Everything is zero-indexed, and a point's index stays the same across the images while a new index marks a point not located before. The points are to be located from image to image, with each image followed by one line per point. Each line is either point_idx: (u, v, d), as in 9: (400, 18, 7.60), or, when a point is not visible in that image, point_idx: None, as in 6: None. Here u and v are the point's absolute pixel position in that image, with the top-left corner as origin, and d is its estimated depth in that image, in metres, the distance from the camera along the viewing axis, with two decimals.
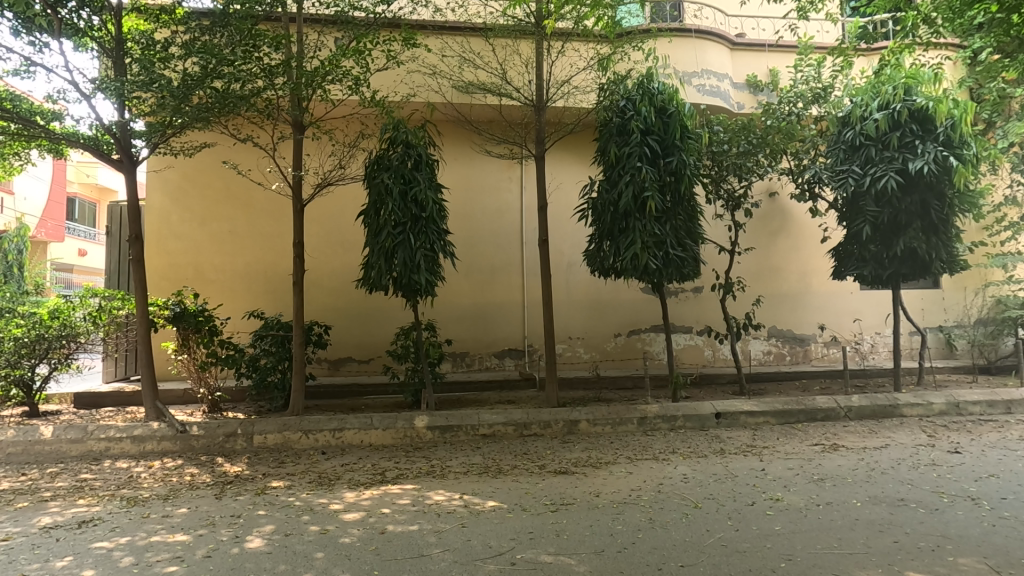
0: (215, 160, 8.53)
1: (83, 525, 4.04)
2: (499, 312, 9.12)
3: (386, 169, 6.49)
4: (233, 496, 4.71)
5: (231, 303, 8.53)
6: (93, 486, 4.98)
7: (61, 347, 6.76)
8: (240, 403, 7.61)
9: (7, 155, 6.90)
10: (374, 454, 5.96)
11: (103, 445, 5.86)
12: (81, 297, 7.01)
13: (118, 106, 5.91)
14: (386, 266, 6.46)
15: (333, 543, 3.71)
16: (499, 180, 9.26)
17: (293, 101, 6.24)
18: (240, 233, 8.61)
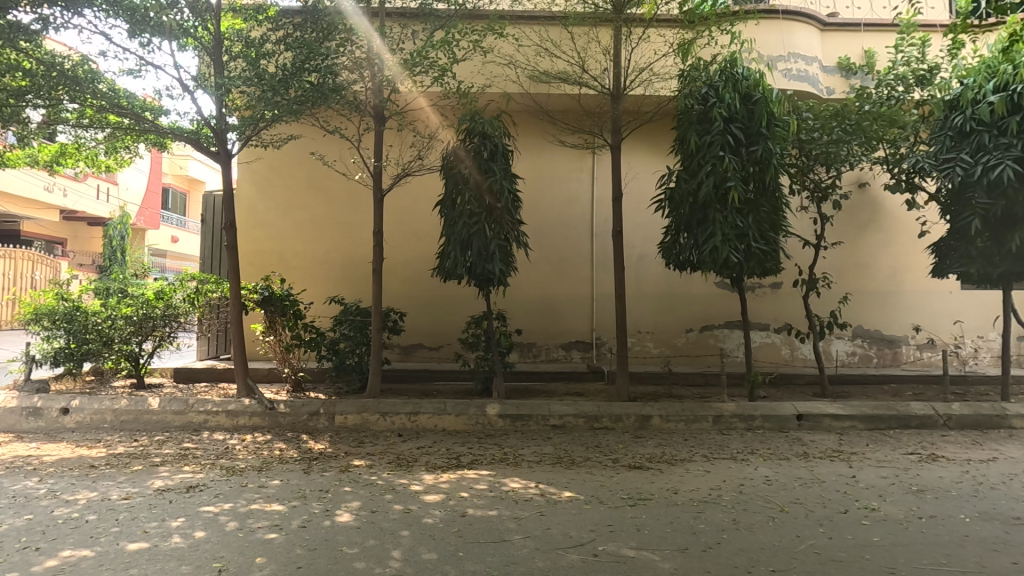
0: (300, 151, 8.95)
1: (191, 490, 4.38)
2: (568, 303, 9.08)
3: (464, 160, 6.57)
4: (320, 472, 4.95)
5: (313, 289, 8.94)
6: (196, 454, 5.38)
7: (164, 326, 7.32)
8: (320, 383, 8.01)
9: (119, 147, 7.42)
10: (448, 439, 6.11)
11: (201, 417, 6.32)
12: (181, 280, 7.54)
13: (219, 102, 6.32)
14: (461, 255, 6.55)
15: (417, 523, 3.83)
16: (571, 170, 9.18)
17: (378, 92, 6.46)
18: (322, 221, 9.00)
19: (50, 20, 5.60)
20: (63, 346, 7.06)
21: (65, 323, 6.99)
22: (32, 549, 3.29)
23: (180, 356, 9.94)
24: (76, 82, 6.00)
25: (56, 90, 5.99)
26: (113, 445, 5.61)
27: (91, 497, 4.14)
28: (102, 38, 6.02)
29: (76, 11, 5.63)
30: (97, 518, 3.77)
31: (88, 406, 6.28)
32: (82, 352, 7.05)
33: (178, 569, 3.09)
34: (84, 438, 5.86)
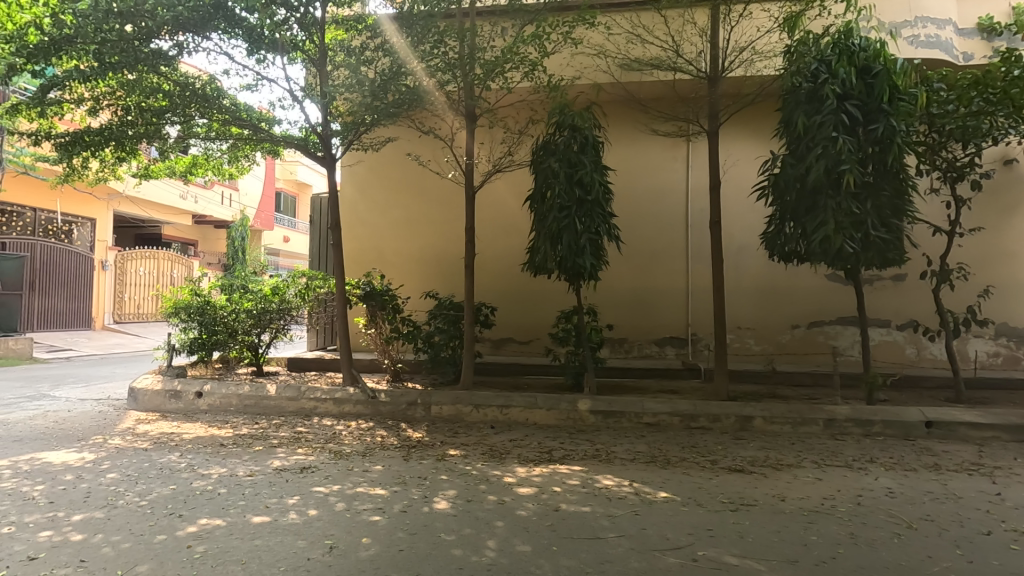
0: (396, 152, 9.38)
1: (304, 471, 4.74)
2: (661, 298, 8.79)
3: (553, 154, 6.53)
4: (418, 459, 5.17)
5: (409, 284, 9.34)
6: (308, 438, 5.83)
7: (279, 319, 8.00)
8: (417, 374, 8.37)
9: (240, 157, 8.16)
10: (539, 433, 6.15)
11: (312, 403, 6.83)
12: (293, 277, 8.20)
13: (324, 111, 6.77)
14: (551, 249, 6.53)
15: (511, 515, 3.89)
16: (664, 159, 8.86)
17: (468, 91, 6.61)
18: (417, 219, 9.37)
19: (183, 45, 6.23)
20: (196, 336, 7.85)
21: (198, 315, 7.79)
22: (177, 516, 3.72)
23: (292, 347, 10.83)
24: (205, 99, 6.64)
25: (189, 108, 6.63)
26: (238, 427, 6.21)
27: (221, 473, 4.61)
28: (226, 58, 6.61)
29: (204, 35, 6.22)
30: (227, 491, 4.19)
31: (219, 391, 6.98)
32: (212, 341, 7.83)
33: (296, 543, 3.35)
34: (215, 419, 6.54)
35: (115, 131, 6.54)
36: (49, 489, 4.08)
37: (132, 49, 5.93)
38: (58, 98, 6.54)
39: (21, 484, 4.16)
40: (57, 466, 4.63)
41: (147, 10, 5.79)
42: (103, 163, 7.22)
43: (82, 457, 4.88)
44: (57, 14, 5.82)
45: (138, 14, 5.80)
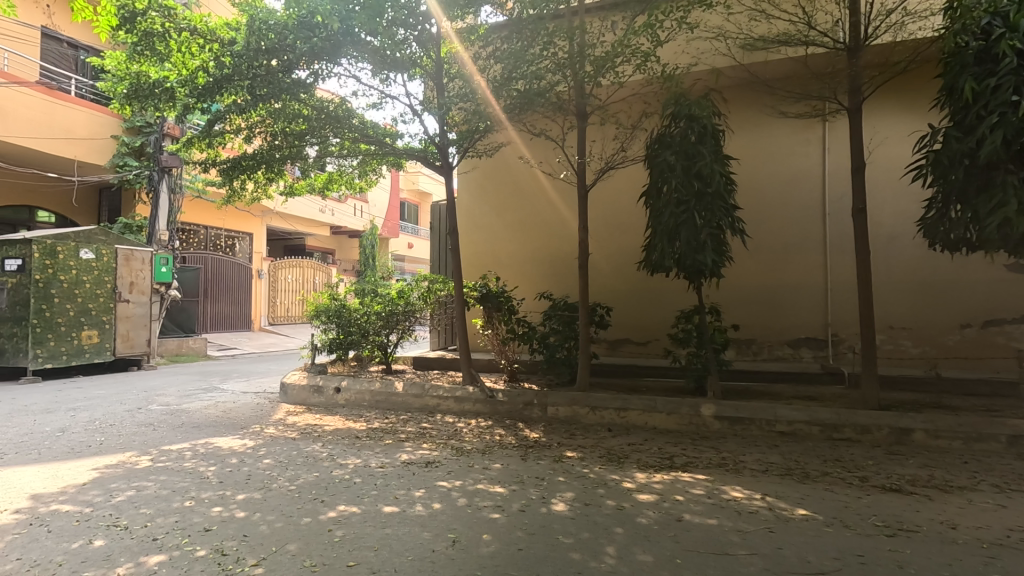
0: (509, 156, 9.58)
1: (429, 465, 4.99)
2: (794, 295, 8.04)
3: (669, 146, 6.24)
4: (535, 459, 5.21)
5: (524, 285, 9.48)
6: (432, 434, 6.13)
7: (405, 320, 8.52)
8: (533, 374, 8.46)
9: (369, 171, 8.84)
10: (659, 438, 5.91)
11: (436, 401, 7.18)
12: (416, 280, 8.70)
13: (441, 122, 7.11)
14: (669, 246, 6.24)
15: (631, 521, 3.76)
16: (795, 143, 8.11)
17: (579, 90, 6.55)
18: (531, 220, 9.48)
19: (318, 73, 6.88)
20: (334, 336, 8.56)
21: (336, 317, 8.53)
22: (319, 501, 4.09)
23: (417, 347, 11.51)
24: (338, 120, 7.28)
25: (325, 130, 7.31)
26: (371, 421, 6.70)
27: (357, 463, 5.01)
28: (354, 80, 7.17)
29: (336, 62, 6.82)
30: (361, 481, 4.54)
31: (354, 386, 7.58)
32: (348, 341, 8.49)
33: (422, 534, 3.53)
34: (351, 413, 7.12)
35: (266, 155, 7.40)
36: (219, 470, 4.70)
37: (277, 81, 6.66)
38: (222, 130, 7.51)
39: (198, 465, 4.84)
40: (225, 450, 5.33)
41: (289, 44, 6.47)
42: (257, 185, 8.18)
43: (245, 443, 5.56)
44: (219, 57, 6.69)
45: (281, 49, 6.49)
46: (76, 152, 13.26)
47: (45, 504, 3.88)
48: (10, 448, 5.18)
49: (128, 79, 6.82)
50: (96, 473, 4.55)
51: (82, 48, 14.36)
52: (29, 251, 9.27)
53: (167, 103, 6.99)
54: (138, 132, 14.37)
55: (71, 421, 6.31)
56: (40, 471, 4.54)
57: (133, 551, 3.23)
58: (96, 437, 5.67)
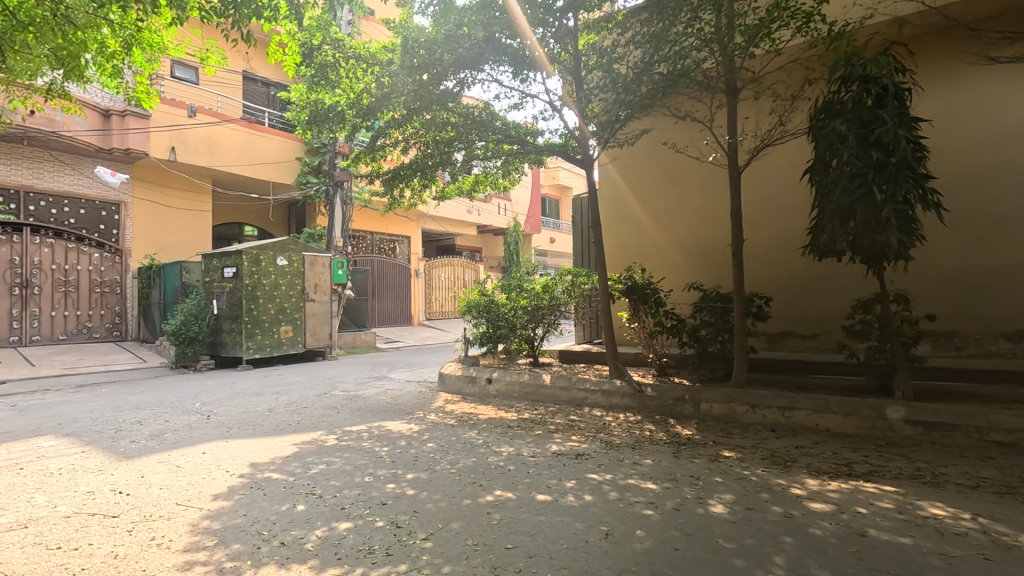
0: (652, 143, 9.27)
1: (579, 457, 5.04)
2: (1011, 278, 6.67)
3: (838, 114, 5.52)
4: (689, 457, 4.99)
5: (671, 276, 9.11)
6: (581, 426, 6.18)
7: (551, 313, 8.68)
8: (683, 369, 8.10)
9: (512, 169, 9.14)
10: (834, 441, 5.29)
11: (583, 394, 7.21)
12: (560, 275, 8.80)
13: (580, 116, 7.13)
14: (841, 227, 5.57)
15: (802, 531, 3.43)
16: (1010, 94, 6.69)
17: (728, 64, 6.09)
18: (677, 208, 9.07)
19: (464, 81, 7.25)
20: (485, 330, 9.01)
21: (485, 312, 8.96)
22: (478, 485, 4.35)
23: (558, 339, 11.61)
24: (483, 124, 7.64)
25: (470, 135, 7.70)
26: (521, 412, 6.95)
27: (510, 451, 5.23)
28: (497, 84, 7.45)
29: (479, 69, 7.15)
30: (515, 469, 4.73)
31: (504, 377, 7.89)
32: (498, 334, 8.88)
33: (575, 524, 3.57)
34: (503, 404, 7.45)
35: (421, 163, 8.05)
36: (391, 451, 5.24)
37: (429, 93, 7.12)
38: (383, 144, 8.24)
39: (375, 445, 5.44)
40: (395, 433, 5.91)
41: (439, 58, 6.87)
42: (413, 191, 8.89)
43: (411, 428, 6.11)
44: (379, 79, 7.39)
45: (432, 63, 6.95)
46: (270, 174, 15.56)
47: (260, 472, 4.65)
48: (233, 424, 6.30)
49: (308, 107, 7.84)
50: (296, 448, 5.34)
51: (272, 85, 16.79)
52: (241, 260, 11.13)
53: (338, 125, 7.78)
54: (316, 152, 16.40)
55: (275, 403, 7.48)
56: (256, 444, 5.45)
57: (326, 517, 3.74)
58: (295, 417, 6.66)
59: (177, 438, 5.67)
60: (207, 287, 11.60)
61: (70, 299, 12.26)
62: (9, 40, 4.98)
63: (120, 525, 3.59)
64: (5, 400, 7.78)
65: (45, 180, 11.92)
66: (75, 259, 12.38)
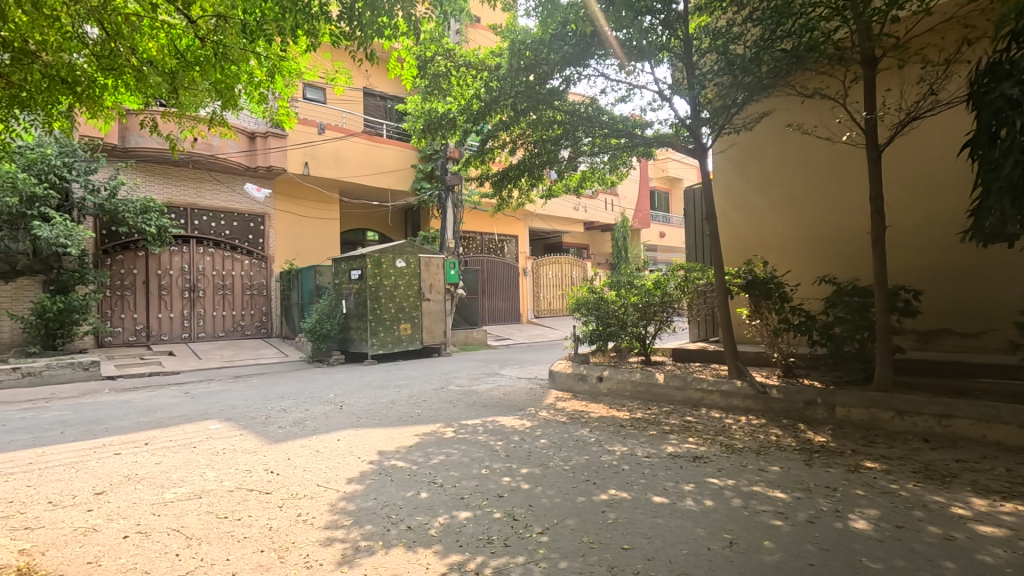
0: (773, 126, 8.63)
1: (698, 460, 4.82)
2: None
3: (1007, 77, 4.70)
4: (823, 466, 4.57)
5: (798, 269, 8.40)
6: (698, 428, 5.91)
7: (663, 311, 8.36)
8: (814, 370, 7.43)
9: (619, 164, 8.96)
10: (1007, 457, 4.56)
11: (700, 394, 6.89)
12: (672, 270, 8.47)
13: (692, 103, 6.83)
14: (1013, 209, 4.77)
15: (967, 557, 3.01)
16: None
17: (864, 32, 5.46)
18: (803, 195, 8.34)
19: (570, 78, 7.23)
20: (594, 328, 8.92)
21: (595, 310, 8.86)
22: (591, 482, 4.33)
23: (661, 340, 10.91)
24: (590, 120, 7.60)
25: (577, 132, 7.70)
26: (634, 411, 6.80)
27: (623, 450, 5.14)
28: (604, 78, 7.35)
29: (585, 65, 7.10)
30: (629, 468, 4.64)
31: (616, 376, 7.77)
32: (607, 332, 8.75)
33: (695, 530, 3.43)
34: (614, 402, 7.33)
35: (528, 163, 8.17)
36: (505, 445, 5.38)
37: (535, 93, 7.19)
38: (492, 147, 8.44)
39: (490, 439, 5.62)
40: (508, 428, 6.06)
41: (546, 58, 6.96)
42: (521, 191, 9.03)
43: (524, 424, 6.23)
44: (488, 84, 7.61)
45: (539, 63, 7.03)
46: (388, 183, 16.63)
47: (388, 459, 5.00)
48: (362, 414, 6.83)
49: (423, 117, 8.25)
50: (418, 439, 5.67)
51: (389, 98, 17.89)
52: (365, 263, 12.05)
53: (451, 131, 8.17)
54: (429, 159, 17.27)
55: (398, 396, 8.00)
56: (382, 434, 5.86)
57: (448, 505, 3.93)
58: (416, 409, 7.07)
59: (316, 425, 6.27)
60: (337, 289, 12.68)
61: (227, 300, 14.07)
62: (180, 80, 5.35)
63: (273, 501, 4.04)
64: (180, 388, 9.10)
65: (206, 199, 13.76)
66: (230, 266, 14.21)
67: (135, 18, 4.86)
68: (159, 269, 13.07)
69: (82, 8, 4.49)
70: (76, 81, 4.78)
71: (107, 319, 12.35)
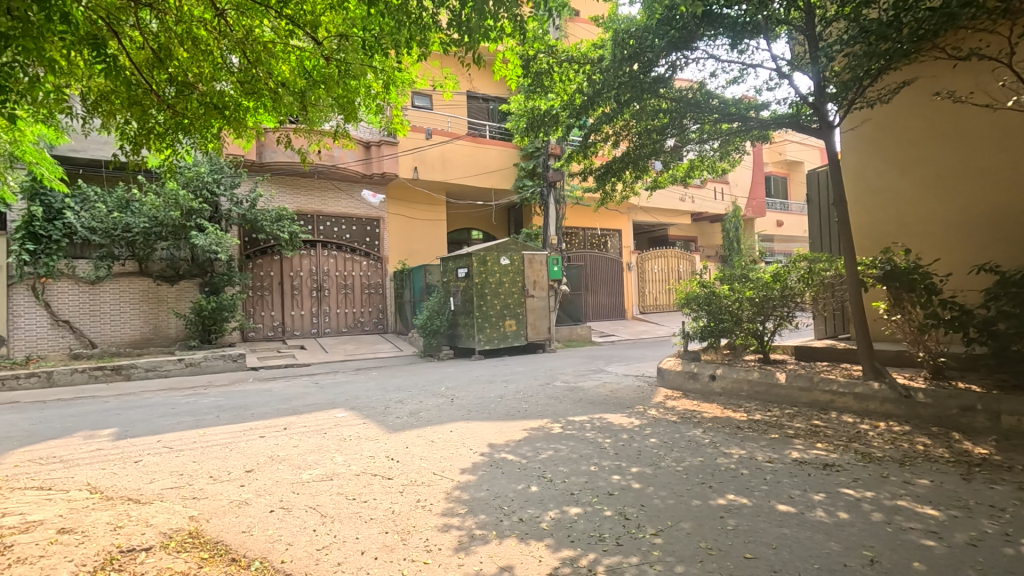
0: (916, 96, 7.69)
1: (828, 468, 4.43)
2: None
3: None
4: (986, 483, 3.99)
5: (949, 257, 7.40)
6: (828, 433, 5.42)
7: (783, 306, 7.76)
8: (970, 373, 6.50)
9: (731, 150, 8.43)
10: None
11: (828, 396, 6.32)
12: (793, 262, 7.84)
13: (816, 78, 6.26)
14: None
15: None
16: None
17: None
18: (955, 172, 7.33)
19: (675, 64, 6.94)
20: (706, 324, 8.50)
21: (706, 305, 8.42)
22: (707, 486, 4.14)
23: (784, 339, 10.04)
24: (698, 106, 7.27)
25: (684, 119, 7.40)
26: (752, 412, 6.39)
27: (742, 454, 4.85)
28: (713, 60, 6.97)
29: (693, 48, 6.77)
30: (749, 473, 4.37)
31: (731, 375, 7.34)
32: (720, 328, 8.29)
33: (828, 544, 3.15)
34: (730, 403, 6.94)
35: (633, 155, 7.96)
36: (614, 443, 5.31)
37: (640, 83, 6.96)
38: (594, 141, 8.29)
39: (598, 436, 5.56)
40: (617, 426, 5.96)
41: (651, 44, 6.72)
42: (625, 184, 8.82)
43: (633, 422, 6.09)
44: (591, 77, 7.52)
45: (643, 51, 6.80)
46: (492, 183, 17.03)
47: (498, 452, 5.14)
48: (472, 407, 7.08)
49: (526, 116, 8.34)
50: (526, 433, 5.76)
51: (491, 99, 18.30)
52: (471, 261, 12.45)
53: (553, 127, 8.17)
54: (530, 157, 17.45)
55: (506, 391, 8.18)
56: (492, 427, 6.03)
57: (558, 500, 3.95)
58: (523, 404, 7.18)
59: (430, 417, 6.59)
60: (445, 287, 13.20)
61: (349, 299, 15.23)
62: (308, 98, 5.85)
63: (394, 486, 4.32)
64: (311, 379, 10.01)
65: (329, 206, 15.05)
66: (351, 267, 15.37)
67: (270, 45, 5.48)
68: (291, 272, 14.46)
69: (228, 41, 5.27)
70: (226, 107, 5.35)
71: (251, 317, 13.91)
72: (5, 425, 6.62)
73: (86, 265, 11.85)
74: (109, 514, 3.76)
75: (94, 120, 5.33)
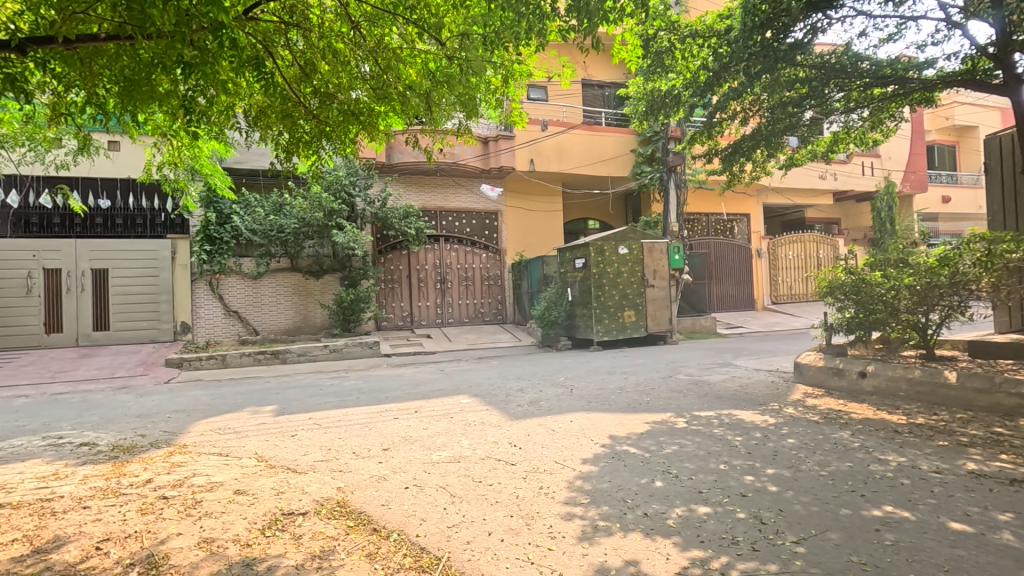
0: None
1: (1017, 484, 3.77)
2: None
3: None
4: None
5: None
6: (1014, 443, 4.61)
7: (953, 296, 6.70)
8: None
9: (885, 117, 7.43)
10: None
11: (1014, 400, 5.37)
12: (967, 243, 6.69)
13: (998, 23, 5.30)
14: None
15: None
16: None
17: None
18: None
19: (816, 26, 6.26)
20: (853, 315, 7.64)
21: (854, 294, 7.53)
22: (859, 494, 3.72)
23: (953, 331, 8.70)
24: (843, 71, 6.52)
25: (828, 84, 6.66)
26: (913, 415, 5.63)
27: (901, 461, 4.29)
28: (864, 17, 6.19)
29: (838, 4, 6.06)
30: (911, 483, 3.86)
31: (885, 372, 6.53)
32: (871, 320, 7.39)
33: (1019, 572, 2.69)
34: (884, 403, 6.18)
35: (765, 132, 7.32)
36: (746, 441, 4.97)
37: (773, 52, 6.35)
38: (720, 120, 7.71)
39: (727, 433, 5.24)
40: (749, 423, 5.57)
41: (786, 7, 6.03)
42: (756, 164, 8.16)
43: (767, 420, 5.66)
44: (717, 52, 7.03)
45: (777, 16, 6.15)
46: (608, 170, 16.71)
47: (620, 444, 5.05)
48: (592, 398, 7.03)
49: (646, 99, 8.03)
50: (649, 427, 5.60)
51: (607, 86, 17.92)
52: (589, 251, 12.33)
53: (675, 108, 7.77)
54: (648, 142, 16.86)
55: (626, 382, 8.01)
56: (613, 419, 5.94)
57: (685, 498, 3.78)
58: (645, 397, 6.99)
59: (550, 406, 6.66)
60: (563, 277, 13.15)
61: (470, 290, 15.86)
62: (432, 97, 6.10)
63: (518, 472, 4.43)
64: (437, 366, 10.59)
65: (451, 201, 15.75)
66: (471, 259, 15.96)
67: (399, 51, 5.83)
68: (418, 265, 15.38)
69: (362, 50, 5.73)
70: (361, 113, 5.76)
71: (384, 307, 15.02)
72: (192, 399, 7.82)
73: (250, 262, 13.59)
74: (273, 480, 4.28)
75: (254, 133, 6.01)
